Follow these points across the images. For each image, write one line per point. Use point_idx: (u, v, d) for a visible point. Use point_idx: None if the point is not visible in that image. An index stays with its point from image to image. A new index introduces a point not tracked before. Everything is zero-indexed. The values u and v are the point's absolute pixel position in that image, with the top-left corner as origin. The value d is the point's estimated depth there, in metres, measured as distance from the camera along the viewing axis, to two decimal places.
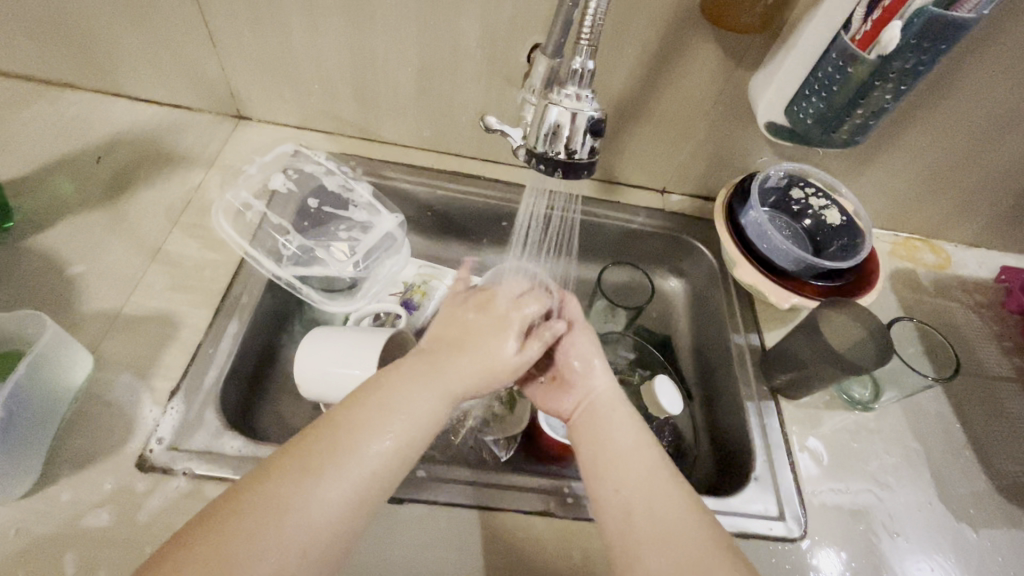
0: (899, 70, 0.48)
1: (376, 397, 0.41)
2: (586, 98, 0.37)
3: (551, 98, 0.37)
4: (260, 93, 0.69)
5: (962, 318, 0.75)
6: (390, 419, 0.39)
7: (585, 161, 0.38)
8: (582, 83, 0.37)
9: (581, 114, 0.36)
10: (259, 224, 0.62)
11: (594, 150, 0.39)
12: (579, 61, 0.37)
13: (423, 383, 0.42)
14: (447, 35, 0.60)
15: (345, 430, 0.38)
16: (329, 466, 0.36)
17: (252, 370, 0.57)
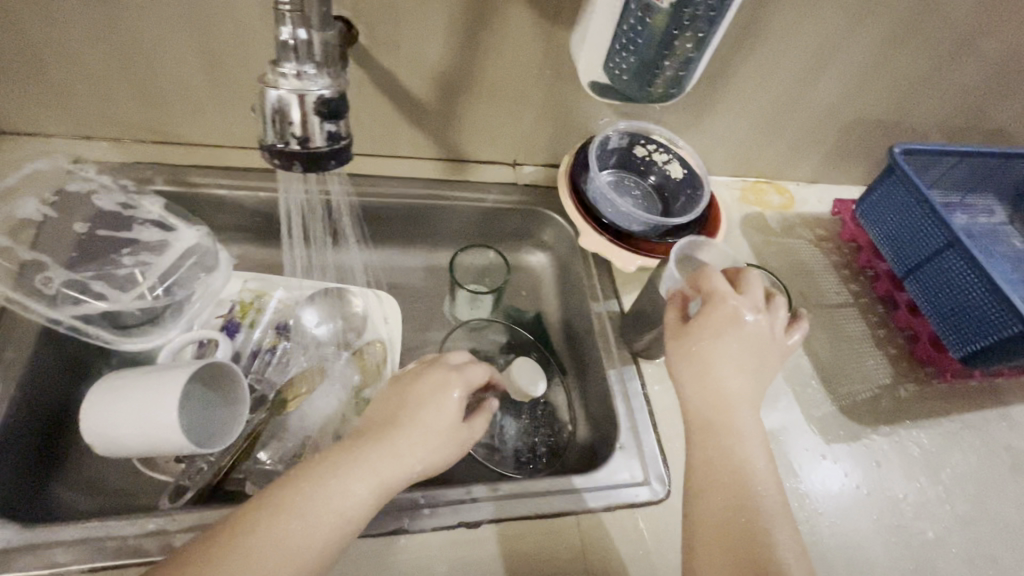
0: (693, 16, 0.47)
1: (270, 508, 0.38)
2: (310, 77, 0.35)
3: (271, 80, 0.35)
4: (8, 99, 0.56)
5: (806, 253, 0.79)
6: (333, 482, 0.40)
7: (326, 148, 0.36)
8: (305, 60, 0.36)
9: (306, 94, 0.35)
10: (21, 262, 0.51)
11: (334, 135, 0.37)
12: (288, 30, 0.34)
13: (350, 469, 0.40)
14: (222, 10, 0.51)
15: (238, 554, 0.36)
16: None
17: (36, 437, 0.48)
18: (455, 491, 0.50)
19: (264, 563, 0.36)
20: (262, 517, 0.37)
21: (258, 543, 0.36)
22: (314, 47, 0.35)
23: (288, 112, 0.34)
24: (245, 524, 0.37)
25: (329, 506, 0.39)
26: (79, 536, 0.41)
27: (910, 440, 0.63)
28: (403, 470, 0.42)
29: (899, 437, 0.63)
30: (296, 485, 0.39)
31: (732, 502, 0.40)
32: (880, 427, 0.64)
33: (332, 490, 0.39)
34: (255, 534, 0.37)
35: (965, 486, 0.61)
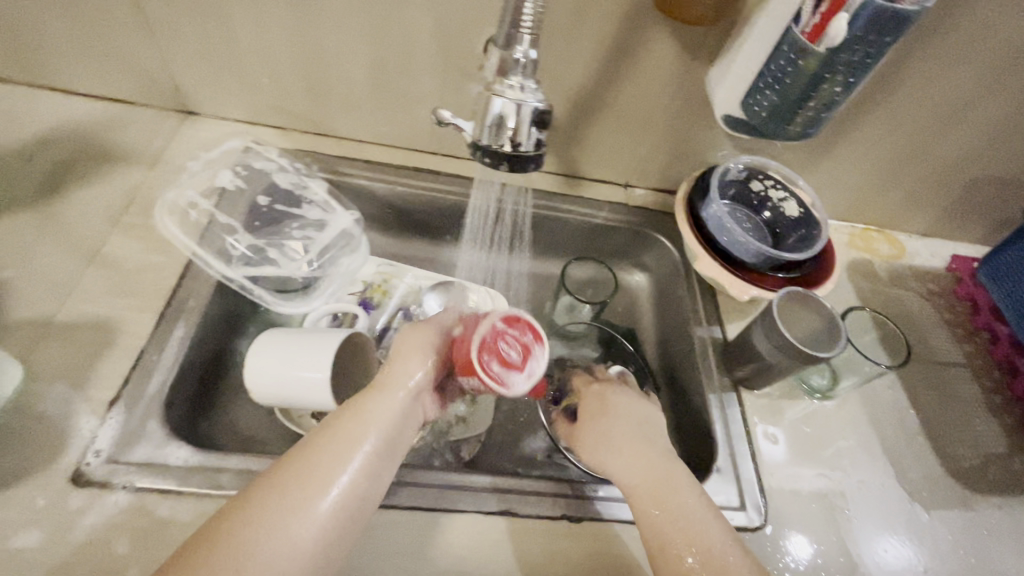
0: (848, 63, 0.48)
1: (336, 427, 0.41)
2: (530, 89, 0.39)
3: (494, 90, 0.39)
4: (207, 86, 0.65)
5: (916, 306, 0.77)
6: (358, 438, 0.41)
7: (532, 153, 0.40)
8: (525, 73, 0.39)
9: (524, 105, 0.38)
10: (208, 224, 0.59)
11: (539, 142, 0.40)
12: (521, 50, 0.38)
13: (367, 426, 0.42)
14: (399, 25, 0.58)
15: (299, 483, 0.38)
16: (324, 485, 0.38)
17: (200, 376, 0.55)
18: (560, 484, 0.52)
19: (351, 464, 0.40)
20: (327, 435, 0.41)
21: (338, 450, 0.40)
22: (536, 63, 0.39)
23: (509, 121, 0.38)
24: (318, 438, 0.40)
25: (383, 418, 0.43)
26: (241, 467, 0.46)
27: None
28: (417, 386, 0.45)
29: (1012, 510, 0.60)
30: (347, 411, 0.43)
31: (679, 520, 0.44)
32: (990, 496, 0.61)
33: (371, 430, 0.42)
34: (321, 455, 0.39)
35: None
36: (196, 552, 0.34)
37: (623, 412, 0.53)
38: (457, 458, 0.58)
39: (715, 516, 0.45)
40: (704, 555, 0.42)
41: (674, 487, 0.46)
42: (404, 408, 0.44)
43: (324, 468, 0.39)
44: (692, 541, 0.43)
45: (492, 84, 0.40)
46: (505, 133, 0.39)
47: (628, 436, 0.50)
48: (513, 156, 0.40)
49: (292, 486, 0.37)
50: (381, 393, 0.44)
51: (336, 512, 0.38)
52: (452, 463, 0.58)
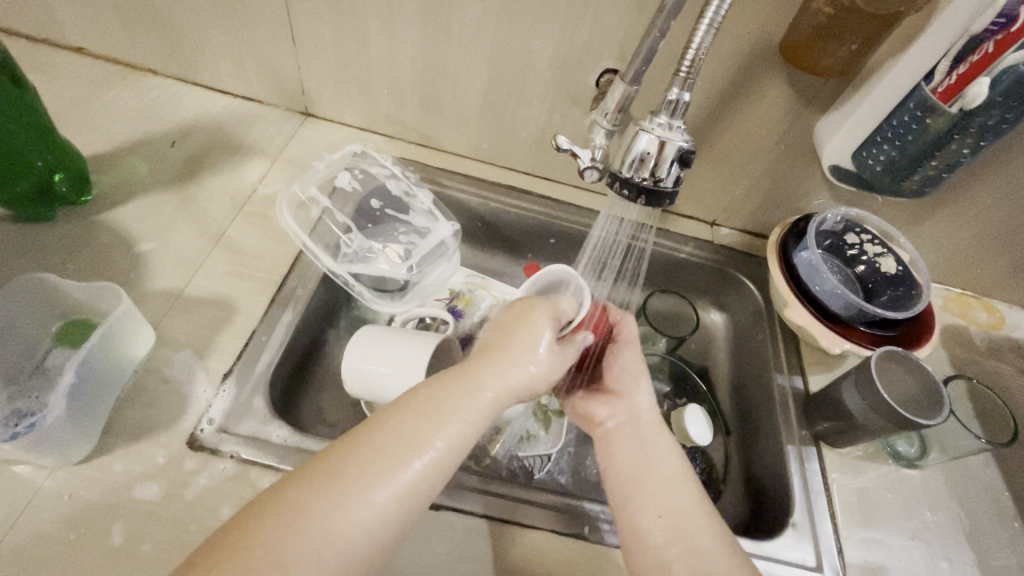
0: (982, 126, 0.47)
1: (414, 404, 0.38)
2: (677, 128, 0.40)
3: (643, 125, 0.41)
4: (331, 94, 0.71)
5: (1014, 382, 0.72)
6: (444, 404, 0.39)
7: (669, 189, 0.41)
8: (675, 114, 0.41)
9: (669, 143, 0.40)
10: (321, 219, 0.63)
11: (678, 179, 0.42)
12: (674, 92, 0.40)
13: (452, 395, 0.39)
14: (518, 52, 0.61)
15: (382, 446, 0.36)
16: (392, 462, 0.36)
17: (299, 360, 0.58)
18: None
19: (439, 429, 0.38)
20: (407, 409, 0.38)
21: (413, 426, 0.37)
22: (687, 105, 0.40)
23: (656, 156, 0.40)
24: (394, 409, 0.38)
25: (463, 406, 0.39)
26: None
27: None
28: (521, 381, 0.42)
29: None
30: (427, 390, 0.40)
31: (662, 513, 0.44)
32: None
33: (458, 393, 0.39)
34: (402, 418, 0.37)
35: None
36: (277, 492, 0.34)
37: (638, 393, 0.52)
38: (528, 475, 0.59)
39: (708, 519, 0.44)
40: (683, 550, 0.42)
41: (666, 483, 0.46)
42: (491, 397, 0.40)
43: (397, 441, 0.36)
44: (671, 534, 0.43)
45: (640, 121, 0.42)
46: (647, 168, 0.40)
47: (633, 424, 0.50)
48: (652, 190, 0.41)
49: (369, 453, 0.36)
50: (473, 375, 0.41)
51: (423, 478, 0.36)
52: (521, 478, 0.58)
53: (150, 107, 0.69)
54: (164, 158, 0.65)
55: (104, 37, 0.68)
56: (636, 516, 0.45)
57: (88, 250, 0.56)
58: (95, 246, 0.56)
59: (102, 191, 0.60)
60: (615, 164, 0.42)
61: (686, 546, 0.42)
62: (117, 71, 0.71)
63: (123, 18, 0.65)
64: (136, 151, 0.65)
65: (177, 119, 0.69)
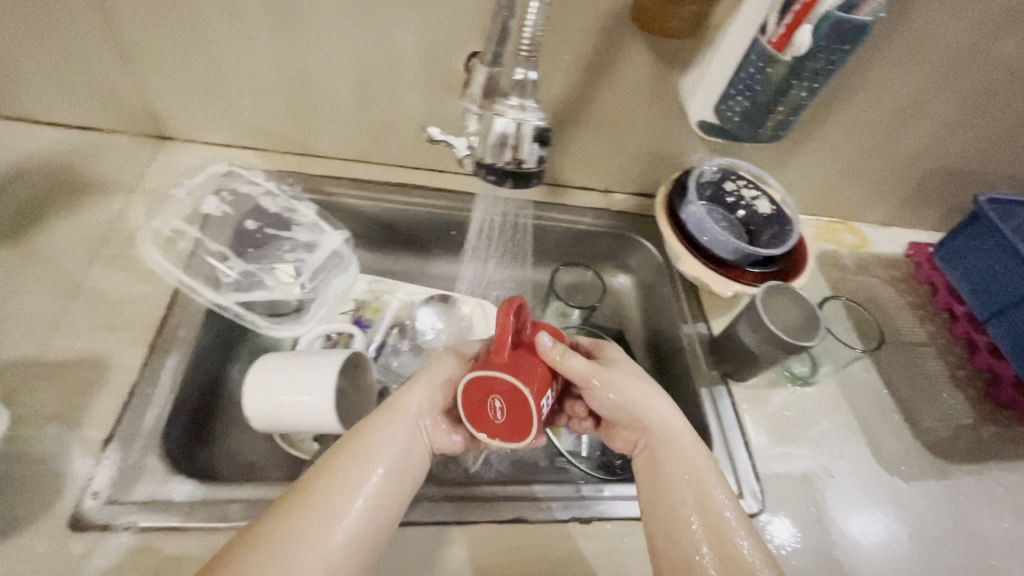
0: (812, 69, 0.52)
1: (341, 464, 0.41)
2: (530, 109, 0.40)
3: (496, 110, 0.40)
4: (185, 112, 0.64)
5: (882, 292, 0.81)
6: (381, 446, 0.43)
7: (533, 169, 0.41)
8: (526, 94, 0.40)
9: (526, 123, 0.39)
10: (194, 251, 0.58)
11: (541, 157, 0.41)
12: (521, 73, 0.39)
13: (387, 433, 0.44)
14: (380, 45, 0.58)
15: (329, 495, 0.39)
16: (334, 506, 0.39)
17: (196, 407, 0.53)
18: (568, 488, 0.53)
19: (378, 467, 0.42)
20: (339, 469, 0.41)
21: (353, 470, 0.41)
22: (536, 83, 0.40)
23: (511, 141, 0.39)
24: (332, 458, 0.42)
25: (392, 440, 0.44)
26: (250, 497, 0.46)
27: (995, 481, 0.64)
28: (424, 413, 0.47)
29: (984, 476, 0.64)
30: (363, 429, 0.44)
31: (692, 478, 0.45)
32: (964, 465, 0.65)
33: (388, 434, 0.44)
34: (344, 463, 0.41)
35: None
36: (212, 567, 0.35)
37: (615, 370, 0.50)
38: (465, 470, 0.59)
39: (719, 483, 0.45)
40: (710, 532, 0.41)
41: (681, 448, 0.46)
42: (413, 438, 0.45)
43: (330, 504, 0.39)
44: (703, 517, 0.42)
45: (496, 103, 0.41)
46: (508, 151, 0.39)
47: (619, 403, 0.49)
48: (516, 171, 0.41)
49: (308, 506, 0.38)
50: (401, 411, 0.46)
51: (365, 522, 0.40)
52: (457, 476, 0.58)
53: None
54: None
55: None
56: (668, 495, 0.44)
57: None
58: None
59: None
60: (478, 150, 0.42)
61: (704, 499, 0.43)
62: None
63: None
64: None
65: None
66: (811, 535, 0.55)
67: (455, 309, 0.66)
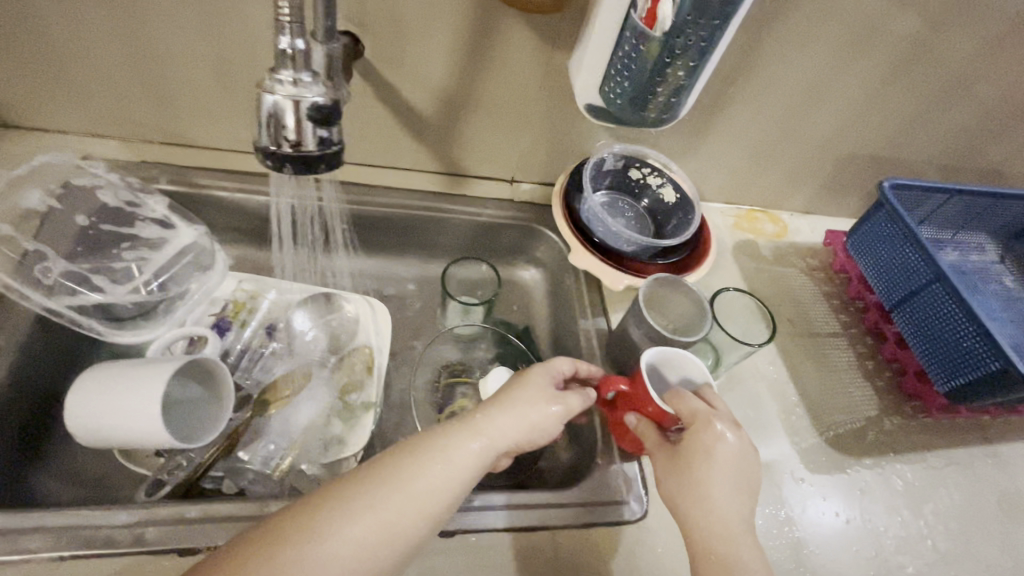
0: (684, 47, 0.48)
1: (350, 502, 0.39)
2: (304, 83, 0.36)
3: (265, 85, 0.36)
4: (25, 97, 0.58)
5: (797, 282, 0.80)
6: (398, 483, 0.40)
7: (314, 151, 0.36)
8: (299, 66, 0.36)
9: (302, 99, 0.35)
10: (23, 252, 0.52)
11: (325, 139, 0.36)
12: (285, 40, 0.35)
13: (414, 471, 0.41)
14: (231, 23, 0.53)
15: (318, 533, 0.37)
16: (309, 550, 0.37)
17: (19, 424, 0.48)
18: None
19: (384, 509, 0.39)
20: (360, 488, 0.40)
21: (343, 515, 0.38)
22: (308, 53, 0.35)
23: (279, 118, 0.35)
24: (346, 490, 0.40)
25: (416, 483, 0.41)
26: (57, 524, 0.41)
27: (894, 473, 0.63)
28: (459, 458, 0.43)
29: (883, 469, 0.63)
30: (391, 462, 0.42)
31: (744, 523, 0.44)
32: (864, 458, 0.63)
33: (418, 473, 0.41)
34: (362, 495, 0.39)
35: (950, 523, 0.60)
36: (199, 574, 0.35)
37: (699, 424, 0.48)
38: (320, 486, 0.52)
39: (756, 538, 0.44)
40: None
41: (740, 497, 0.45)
42: (430, 497, 0.41)
43: (335, 522, 0.38)
44: None
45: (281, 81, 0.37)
46: (279, 131, 0.35)
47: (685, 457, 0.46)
48: (297, 156, 0.36)
49: (286, 542, 0.37)
50: (439, 449, 0.43)
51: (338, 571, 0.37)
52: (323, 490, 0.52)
53: None
54: None
55: None
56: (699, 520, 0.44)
57: None
58: None
59: None
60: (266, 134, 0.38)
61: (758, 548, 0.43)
62: None
63: None
64: None
65: None
66: (772, 520, 0.56)
67: (336, 309, 0.62)
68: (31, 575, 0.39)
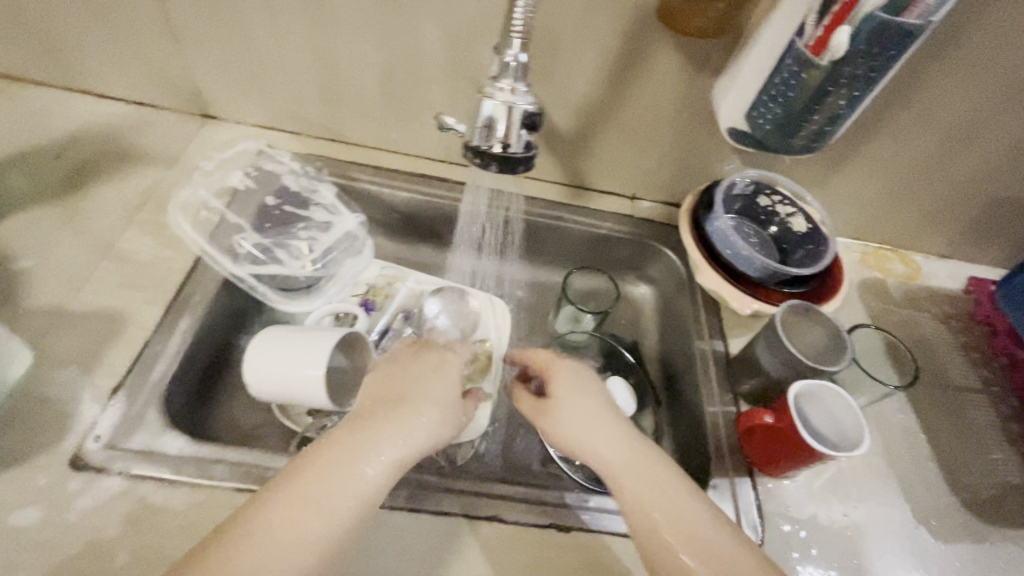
0: (851, 76, 0.48)
1: (290, 491, 0.36)
2: (520, 91, 0.40)
3: (486, 91, 0.40)
4: (225, 93, 0.68)
5: (931, 329, 0.74)
6: (325, 478, 0.37)
7: (521, 154, 0.41)
8: (516, 76, 0.39)
9: (515, 107, 0.39)
10: (218, 223, 0.61)
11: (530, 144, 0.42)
12: (512, 53, 0.39)
13: (327, 467, 0.38)
14: (408, 37, 0.59)
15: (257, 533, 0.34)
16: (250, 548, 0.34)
17: (202, 370, 0.56)
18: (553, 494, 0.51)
19: (303, 507, 0.36)
20: (294, 484, 0.37)
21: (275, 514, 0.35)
22: (527, 66, 0.39)
23: (497, 123, 0.39)
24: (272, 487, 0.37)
25: (326, 477, 0.37)
26: (237, 461, 0.47)
27: None
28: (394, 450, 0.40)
29: None
30: (319, 457, 0.38)
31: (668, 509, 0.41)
32: (1007, 530, 0.58)
33: (330, 467, 0.38)
34: (298, 493, 0.36)
35: None
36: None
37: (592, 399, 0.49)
38: (450, 462, 0.58)
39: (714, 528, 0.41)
40: None
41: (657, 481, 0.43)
42: (366, 486, 0.38)
43: (270, 519, 0.35)
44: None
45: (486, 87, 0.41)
46: (494, 134, 0.40)
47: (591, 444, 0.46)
48: (506, 157, 0.41)
49: (235, 535, 0.34)
50: (322, 456, 0.38)
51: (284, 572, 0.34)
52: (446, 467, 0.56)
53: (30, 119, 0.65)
54: (47, 170, 0.62)
55: None
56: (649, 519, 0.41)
57: None
58: None
59: None
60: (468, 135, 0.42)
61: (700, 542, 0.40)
62: None
63: None
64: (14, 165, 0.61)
65: (61, 128, 0.66)
66: None
67: (465, 303, 0.66)
68: (211, 502, 0.45)
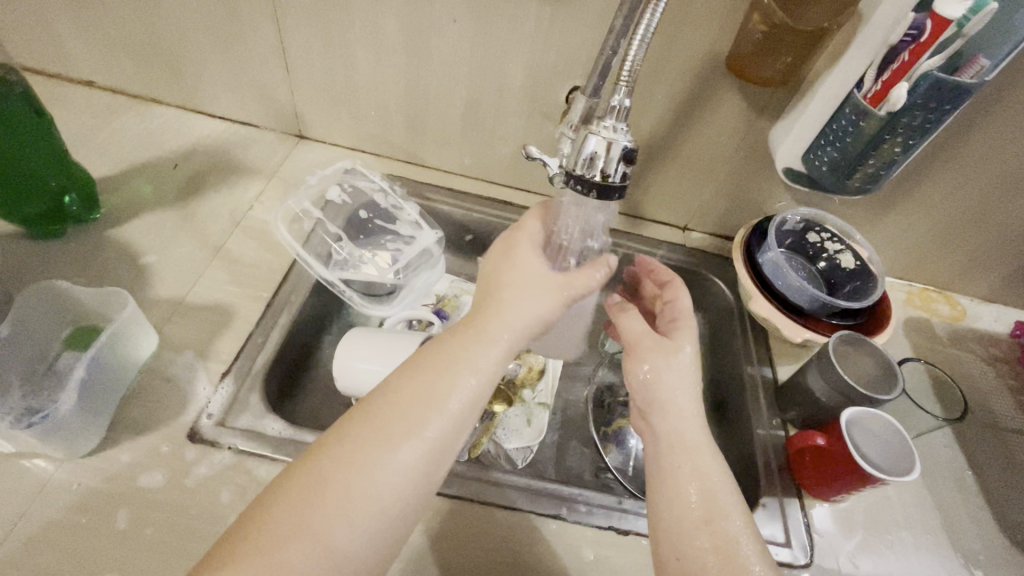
0: (908, 126, 0.52)
1: (381, 417, 0.39)
2: (621, 130, 0.44)
3: (591, 129, 0.45)
4: (323, 117, 0.76)
5: (977, 370, 0.76)
6: (409, 407, 0.40)
7: (617, 184, 0.45)
8: (618, 117, 0.45)
9: (616, 143, 0.43)
10: (313, 230, 0.68)
11: (625, 175, 0.45)
12: (617, 98, 0.44)
13: (418, 397, 0.40)
14: (493, 74, 0.66)
15: (351, 453, 0.37)
16: (349, 463, 0.37)
17: (294, 363, 0.61)
18: (610, 499, 0.54)
19: (399, 439, 0.38)
20: (381, 412, 0.39)
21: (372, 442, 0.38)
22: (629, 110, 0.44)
23: (601, 155, 0.44)
24: (369, 415, 0.39)
25: (414, 408, 0.40)
26: None
27: None
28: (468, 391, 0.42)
29: None
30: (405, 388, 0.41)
31: (692, 478, 0.44)
32: None
33: (418, 400, 0.40)
34: (388, 419, 0.39)
35: None
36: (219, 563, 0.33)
37: (676, 359, 0.50)
38: (513, 464, 0.60)
39: (742, 516, 0.42)
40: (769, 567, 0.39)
41: (690, 450, 0.45)
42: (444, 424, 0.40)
43: (361, 443, 0.38)
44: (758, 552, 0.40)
45: (588, 126, 0.46)
46: (596, 165, 0.44)
47: (645, 390, 0.49)
48: (602, 185, 0.45)
49: (339, 456, 0.37)
50: (413, 387, 0.41)
51: (374, 494, 0.36)
52: (506, 467, 0.60)
53: (154, 133, 0.75)
54: (166, 178, 0.70)
55: (114, 72, 0.74)
56: (668, 489, 0.43)
57: (94, 264, 0.60)
58: (104, 261, 0.61)
59: (110, 210, 0.65)
60: (569, 164, 0.46)
61: (707, 522, 0.41)
62: (127, 101, 0.77)
63: (132, 54, 0.71)
64: (140, 173, 0.70)
65: (179, 142, 0.75)
66: None
67: None
68: None
